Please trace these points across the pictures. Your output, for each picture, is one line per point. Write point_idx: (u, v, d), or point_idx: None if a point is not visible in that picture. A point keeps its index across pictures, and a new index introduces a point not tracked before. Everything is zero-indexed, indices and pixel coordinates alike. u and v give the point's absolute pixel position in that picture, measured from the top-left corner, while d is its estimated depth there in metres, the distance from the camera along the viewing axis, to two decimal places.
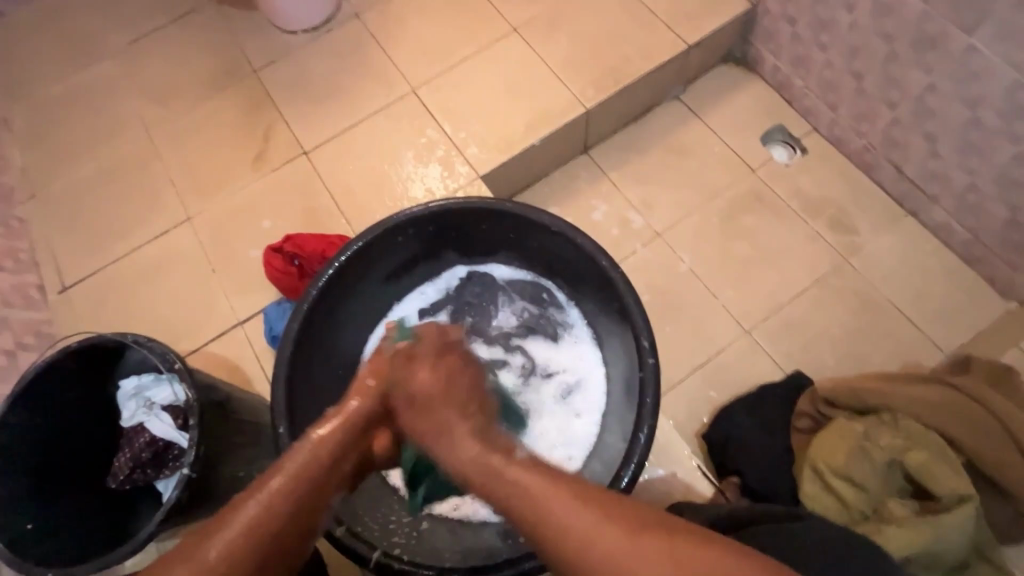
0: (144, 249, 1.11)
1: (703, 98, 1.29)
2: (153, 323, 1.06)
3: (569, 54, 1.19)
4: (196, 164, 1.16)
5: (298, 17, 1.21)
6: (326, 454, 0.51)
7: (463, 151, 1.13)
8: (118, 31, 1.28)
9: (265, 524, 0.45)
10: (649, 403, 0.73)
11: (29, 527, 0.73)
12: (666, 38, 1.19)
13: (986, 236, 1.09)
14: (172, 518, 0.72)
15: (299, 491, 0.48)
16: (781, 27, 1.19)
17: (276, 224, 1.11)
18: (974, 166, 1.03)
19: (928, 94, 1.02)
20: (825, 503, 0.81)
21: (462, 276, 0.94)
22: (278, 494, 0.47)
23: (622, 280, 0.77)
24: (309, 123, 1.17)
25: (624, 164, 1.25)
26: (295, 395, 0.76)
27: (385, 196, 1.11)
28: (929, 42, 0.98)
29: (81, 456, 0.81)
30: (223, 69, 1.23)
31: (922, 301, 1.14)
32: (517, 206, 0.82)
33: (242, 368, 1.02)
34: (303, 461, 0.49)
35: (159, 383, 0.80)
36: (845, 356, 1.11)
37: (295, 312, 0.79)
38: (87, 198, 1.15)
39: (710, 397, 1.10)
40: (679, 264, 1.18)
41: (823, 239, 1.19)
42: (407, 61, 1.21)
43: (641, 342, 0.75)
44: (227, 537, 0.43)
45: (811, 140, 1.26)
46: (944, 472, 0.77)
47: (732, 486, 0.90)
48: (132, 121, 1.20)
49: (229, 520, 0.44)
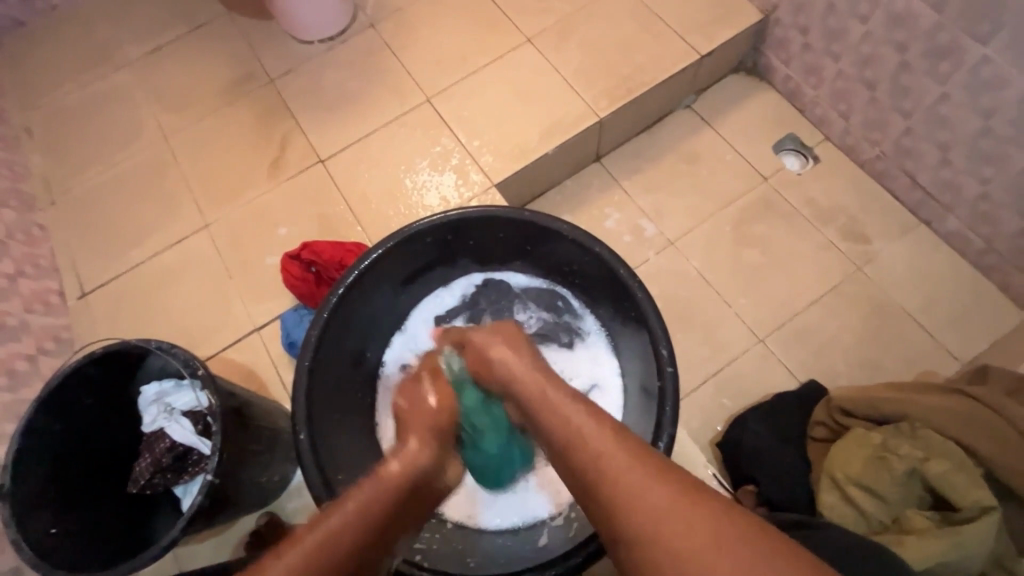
0: (162, 255, 1.12)
1: (714, 106, 1.30)
2: (172, 328, 1.07)
3: (582, 64, 1.20)
4: (213, 172, 1.18)
5: (314, 27, 1.23)
6: (384, 495, 0.54)
7: (477, 159, 1.15)
8: (137, 41, 1.30)
9: (337, 542, 0.47)
10: (668, 410, 0.73)
11: (51, 532, 0.73)
12: (678, 48, 1.20)
13: (1000, 245, 1.09)
14: (194, 523, 0.72)
15: (364, 522, 0.50)
16: (793, 36, 1.20)
17: (292, 231, 1.12)
18: (988, 175, 1.03)
19: (941, 104, 1.03)
20: (844, 512, 0.81)
21: (477, 283, 0.95)
22: (351, 519, 0.49)
23: (639, 288, 0.78)
24: (325, 132, 1.19)
25: (636, 173, 1.26)
26: (314, 401, 0.77)
27: (400, 204, 1.13)
28: (942, 52, 0.98)
29: (101, 460, 0.81)
30: (240, 78, 1.25)
31: (936, 310, 1.14)
32: (534, 214, 0.83)
33: (258, 373, 1.03)
34: (372, 495, 0.53)
35: (180, 389, 0.81)
36: (859, 365, 1.11)
37: (314, 319, 0.80)
38: (106, 205, 1.17)
39: (723, 405, 1.10)
40: (691, 272, 1.18)
41: (835, 247, 1.19)
42: (421, 70, 1.22)
43: (660, 351, 0.75)
44: (304, 555, 0.45)
45: (822, 149, 1.26)
46: (966, 483, 0.76)
47: (749, 494, 0.90)
48: (151, 129, 1.22)
49: (308, 537, 0.46)
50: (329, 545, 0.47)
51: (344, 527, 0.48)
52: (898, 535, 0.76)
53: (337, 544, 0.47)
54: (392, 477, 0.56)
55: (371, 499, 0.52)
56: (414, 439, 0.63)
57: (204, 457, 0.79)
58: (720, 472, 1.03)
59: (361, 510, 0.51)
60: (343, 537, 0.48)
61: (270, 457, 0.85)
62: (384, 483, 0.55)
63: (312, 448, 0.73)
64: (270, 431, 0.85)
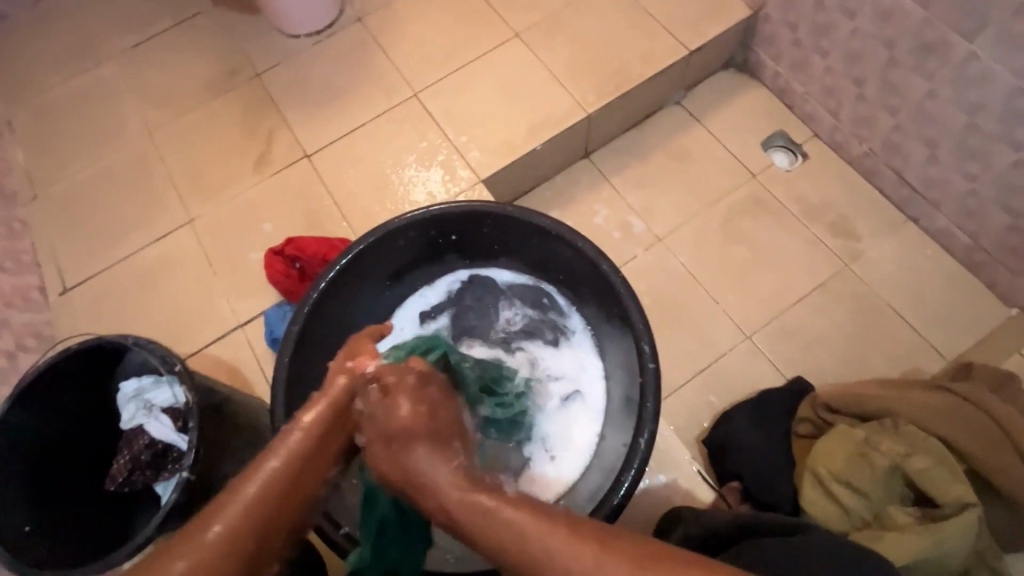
0: (145, 251, 1.11)
1: (704, 103, 1.30)
2: (155, 324, 1.06)
3: (570, 59, 1.19)
4: (198, 167, 1.16)
5: (301, 22, 1.22)
6: (299, 452, 0.50)
7: (465, 154, 1.14)
8: (121, 35, 1.29)
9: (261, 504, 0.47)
10: (650, 407, 0.73)
11: (26, 530, 0.72)
12: (667, 43, 1.20)
13: (986, 242, 1.09)
14: (170, 521, 0.71)
15: (284, 477, 0.48)
16: (781, 32, 1.20)
17: (277, 227, 1.11)
18: (974, 171, 1.03)
19: (929, 100, 1.03)
20: (828, 509, 0.80)
21: (463, 280, 0.94)
22: (271, 476, 0.48)
23: (622, 284, 0.77)
24: (311, 127, 1.18)
25: (625, 169, 1.25)
26: (293, 398, 0.76)
27: (386, 200, 1.12)
28: (929, 48, 0.98)
29: (79, 457, 0.80)
30: (225, 72, 1.23)
31: (923, 307, 1.14)
32: (517, 210, 0.82)
33: (241, 370, 1.02)
34: (290, 446, 0.50)
35: (159, 385, 0.79)
36: (847, 362, 1.11)
37: (295, 315, 0.79)
38: (89, 200, 1.15)
39: (710, 402, 1.09)
40: (679, 269, 1.18)
41: (824, 244, 1.19)
42: (408, 65, 1.21)
43: (642, 347, 0.75)
44: (228, 519, 0.45)
45: (811, 146, 1.26)
46: (947, 479, 0.76)
47: (733, 491, 0.90)
48: (134, 123, 1.21)
49: (228, 503, 0.46)
50: (242, 525, 0.45)
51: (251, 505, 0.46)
52: (880, 531, 0.76)
53: (256, 509, 0.46)
54: (305, 434, 0.51)
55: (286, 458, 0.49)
56: (334, 383, 0.55)
57: (183, 454, 0.78)
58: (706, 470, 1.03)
59: (272, 478, 0.48)
60: (261, 500, 0.47)
61: (251, 454, 0.84)
62: (303, 433, 0.51)
63: None
64: (251, 428, 0.84)
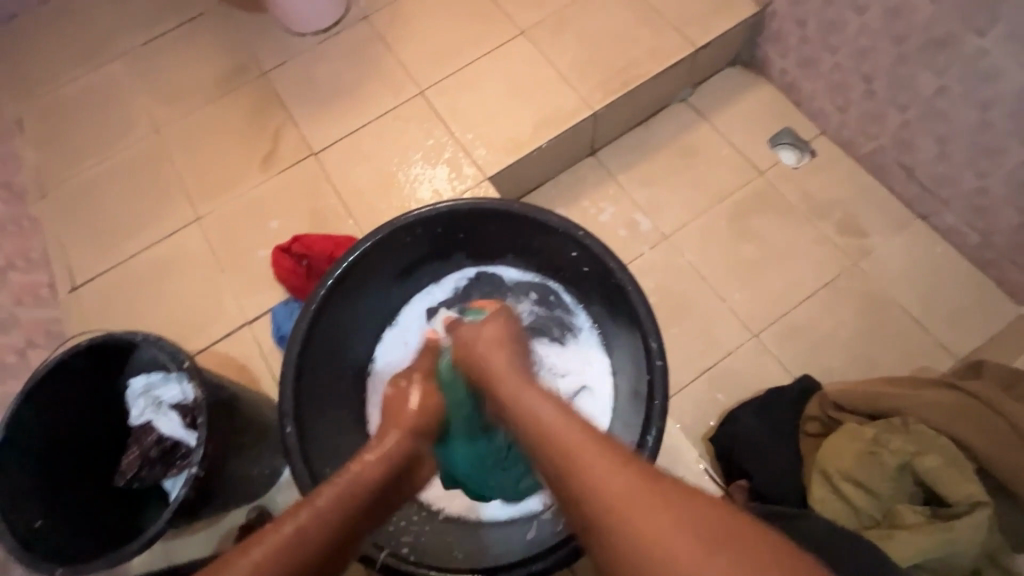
0: (153, 248, 1.12)
1: (710, 100, 1.29)
2: (163, 321, 1.06)
3: (577, 56, 1.19)
4: (205, 165, 1.17)
5: (307, 19, 1.22)
6: (359, 486, 0.56)
7: (471, 152, 1.14)
8: (129, 33, 1.29)
9: (311, 533, 0.50)
10: (657, 405, 0.73)
11: (35, 526, 0.72)
12: (673, 40, 1.19)
13: (997, 240, 1.08)
14: (179, 516, 0.72)
15: (337, 515, 0.53)
16: (789, 29, 1.19)
17: (284, 224, 1.11)
18: (985, 168, 1.02)
19: (939, 97, 1.02)
20: (836, 507, 0.81)
21: (469, 277, 0.94)
22: (325, 509, 0.52)
23: (630, 281, 0.77)
24: (318, 124, 1.18)
25: (631, 167, 1.25)
26: (301, 395, 0.76)
27: (392, 197, 1.12)
28: (939, 44, 0.97)
29: (88, 452, 0.81)
30: (232, 70, 1.24)
31: (932, 305, 1.13)
32: (524, 207, 0.82)
33: (249, 367, 1.02)
34: (346, 485, 0.56)
35: (168, 382, 0.80)
36: (855, 360, 1.10)
37: (303, 311, 0.79)
38: (97, 198, 1.16)
39: (717, 400, 1.09)
40: (686, 267, 1.18)
41: (832, 241, 1.18)
42: (414, 63, 1.21)
43: (650, 344, 0.75)
44: (280, 540, 0.48)
45: (818, 143, 1.25)
46: (959, 478, 0.75)
47: (741, 489, 0.91)
48: (142, 121, 1.21)
49: (282, 526, 0.49)
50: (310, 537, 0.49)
51: (312, 523, 0.50)
52: (889, 529, 0.76)
53: (308, 536, 0.49)
54: (369, 469, 0.59)
55: (343, 496, 0.55)
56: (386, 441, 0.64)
57: (191, 451, 0.79)
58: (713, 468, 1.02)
59: (328, 512, 0.52)
60: (314, 530, 0.50)
61: (259, 450, 0.84)
62: (360, 476, 0.58)
63: (299, 441, 0.72)
64: (259, 425, 0.85)
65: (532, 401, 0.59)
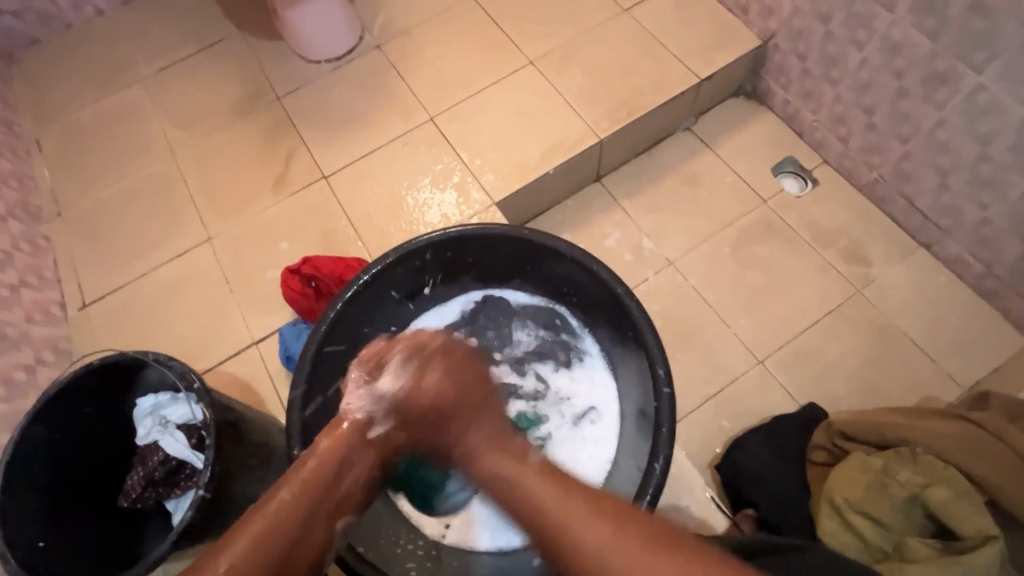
0: (164, 267, 1.13)
1: (714, 129, 1.32)
2: (171, 340, 1.07)
3: (583, 86, 1.22)
4: (218, 187, 1.19)
5: (322, 47, 1.26)
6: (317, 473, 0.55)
7: (479, 177, 1.16)
8: (148, 59, 1.33)
9: (277, 527, 0.50)
10: (664, 432, 0.72)
11: (40, 546, 0.72)
12: (678, 71, 1.22)
13: (1000, 270, 1.09)
14: (184, 539, 0.72)
15: (304, 502, 0.53)
16: (792, 62, 1.22)
17: (294, 245, 1.13)
18: (986, 200, 1.04)
19: (939, 129, 1.04)
20: (843, 539, 0.80)
21: (476, 300, 0.94)
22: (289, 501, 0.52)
23: (637, 308, 0.78)
24: (329, 149, 1.20)
25: (637, 193, 1.27)
26: (309, 417, 0.77)
27: (401, 220, 1.14)
28: (939, 79, 0.99)
29: (93, 472, 0.81)
30: (248, 95, 1.27)
31: (937, 334, 1.13)
32: (533, 233, 0.83)
33: (255, 387, 1.03)
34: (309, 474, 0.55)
35: (176, 402, 0.80)
36: (861, 388, 1.10)
37: (312, 333, 0.80)
38: (111, 218, 1.18)
39: (722, 426, 1.09)
40: (690, 293, 1.18)
41: (835, 269, 1.19)
42: (426, 91, 1.24)
43: (657, 371, 0.75)
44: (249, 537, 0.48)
45: (820, 172, 1.27)
46: (968, 511, 0.75)
47: (748, 519, 0.90)
48: (158, 143, 1.24)
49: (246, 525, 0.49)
50: (270, 537, 0.49)
51: (283, 513, 0.51)
52: (899, 563, 0.75)
53: (278, 525, 0.50)
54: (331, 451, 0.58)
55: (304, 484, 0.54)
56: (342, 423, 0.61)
57: (196, 471, 0.78)
58: (718, 496, 1.02)
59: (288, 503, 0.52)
60: (279, 525, 0.50)
61: (264, 473, 0.84)
62: (320, 461, 0.57)
63: None
64: (265, 446, 0.85)
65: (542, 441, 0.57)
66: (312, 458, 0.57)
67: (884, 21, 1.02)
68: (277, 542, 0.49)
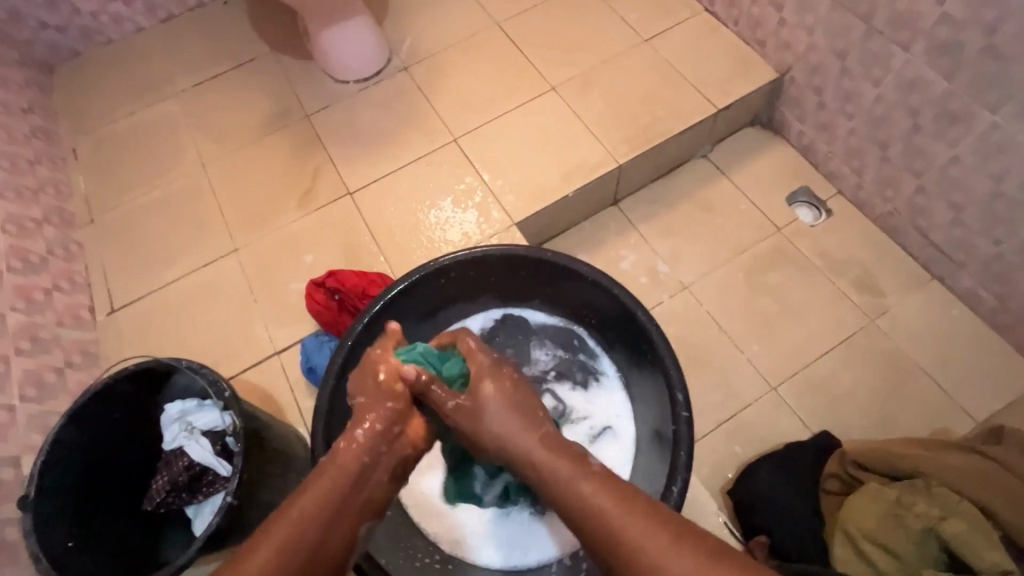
0: (191, 276, 1.16)
1: (730, 157, 1.34)
2: (195, 347, 1.10)
3: (603, 113, 1.26)
4: (245, 200, 1.23)
5: (352, 68, 1.31)
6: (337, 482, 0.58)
7: (500, 198, 1.19)
8: (184, 74, 1.38)
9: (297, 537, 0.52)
10: (682, 456, 0.74)
11: (68, 545, 0.74)
12: (696, 101, 1.26)
13: (1013, 305, 1.10)
14: (209, 544, 0.73)
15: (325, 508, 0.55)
16: (807, 95, 1.25)
17: (318, 259, 1.16)
18: (999, 236, 1.05)
19: (953, 166, 1.06)
20: (857, 568, 0.80)
21: (496, 318, 0.96)
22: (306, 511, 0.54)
23: (657, 332, 0.79)
24: (355, 166, 1.24)
25: (653, 218, 1.29)
26: (333, 428, 0.79)
27: (422, 237, 1.16)
28: (953, 117, 1.02)
29: (118, 475, 0.83)
30: (278, 112, 1.32)
31: (950, 367, 1.14)
32: (556, 255, 0.85)
33: (276, 397, 1.05)
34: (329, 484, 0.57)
35: (202, 408, 0.82)
36: (874, 418, 1.11)
37: (339, 346, 0.82)
38: (141, 226, 1.22)
39: (734, 452, 1.09)
40: (705, 317, 1.20)
41: (849, 299, 1.20)
42: (450, 113, 1.28)
43: (676, 396, 0.77)
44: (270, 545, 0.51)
45: (834, 203, 1.29)
46: (983, 544, 0.75)
47: (761, 545, 0.90)
48: (190, 155, 1.29)
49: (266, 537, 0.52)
50: (292, 543, 0.51)
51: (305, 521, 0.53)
52: None
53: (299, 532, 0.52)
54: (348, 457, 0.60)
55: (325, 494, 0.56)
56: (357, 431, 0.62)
57: (220, 478, 0.80)
58: (730, 521, 1.02)
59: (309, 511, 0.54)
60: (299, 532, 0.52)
61: (285, 482, 0.85)
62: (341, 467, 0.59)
63: None
64: (286, 455, 0.87)
65: (565, 456, 0.59)
66: (331, 466, 0.59)
67: (900, 59, 1.05)
68: (298, 549, 0.51)
